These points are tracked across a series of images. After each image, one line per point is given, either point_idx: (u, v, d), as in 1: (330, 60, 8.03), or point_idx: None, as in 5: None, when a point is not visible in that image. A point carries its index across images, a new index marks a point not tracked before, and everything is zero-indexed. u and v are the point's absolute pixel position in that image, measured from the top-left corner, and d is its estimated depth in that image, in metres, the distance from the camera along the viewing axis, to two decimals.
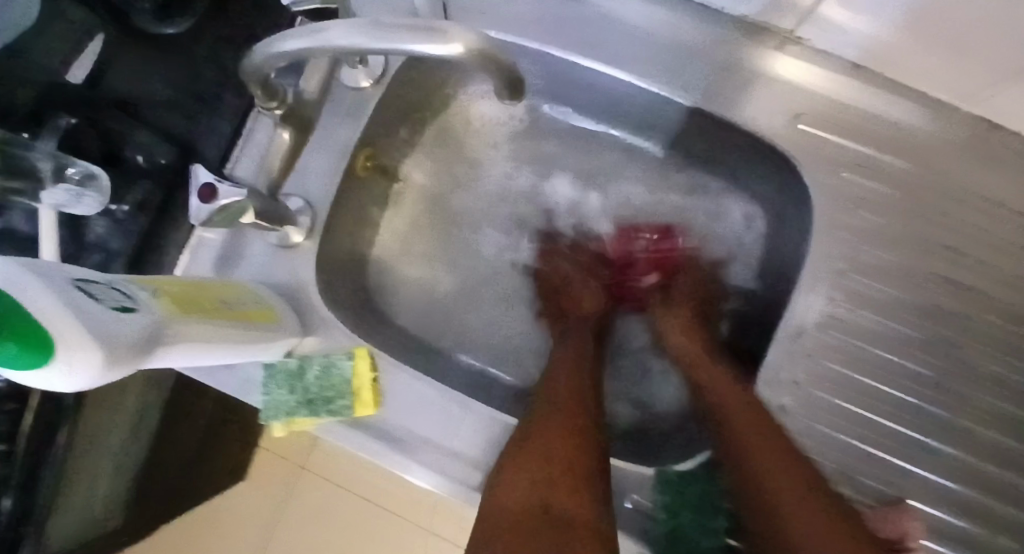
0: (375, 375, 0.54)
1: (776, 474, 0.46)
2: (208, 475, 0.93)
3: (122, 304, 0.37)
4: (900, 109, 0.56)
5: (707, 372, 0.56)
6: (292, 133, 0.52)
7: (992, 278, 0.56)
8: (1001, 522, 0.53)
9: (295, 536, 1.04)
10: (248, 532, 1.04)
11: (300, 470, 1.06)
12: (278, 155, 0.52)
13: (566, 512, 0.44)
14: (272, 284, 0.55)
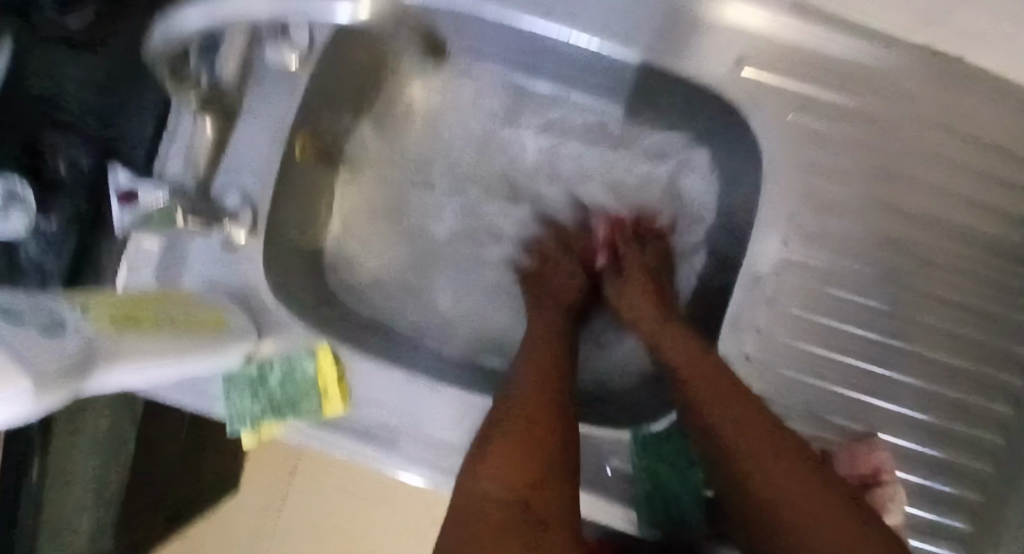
0: (340, 371, 0.52)
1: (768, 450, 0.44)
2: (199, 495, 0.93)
3: (50, 331, 0.36)
4: (847, 45, 0.55)
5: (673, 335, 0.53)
6: (211, 120, 0.52)
7: (951, 205, 0.56)
8: (967, 444, 0.55)
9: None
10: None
11: (285, 495, 0.98)
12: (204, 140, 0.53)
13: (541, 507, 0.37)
14: (221, 286, 0.53)
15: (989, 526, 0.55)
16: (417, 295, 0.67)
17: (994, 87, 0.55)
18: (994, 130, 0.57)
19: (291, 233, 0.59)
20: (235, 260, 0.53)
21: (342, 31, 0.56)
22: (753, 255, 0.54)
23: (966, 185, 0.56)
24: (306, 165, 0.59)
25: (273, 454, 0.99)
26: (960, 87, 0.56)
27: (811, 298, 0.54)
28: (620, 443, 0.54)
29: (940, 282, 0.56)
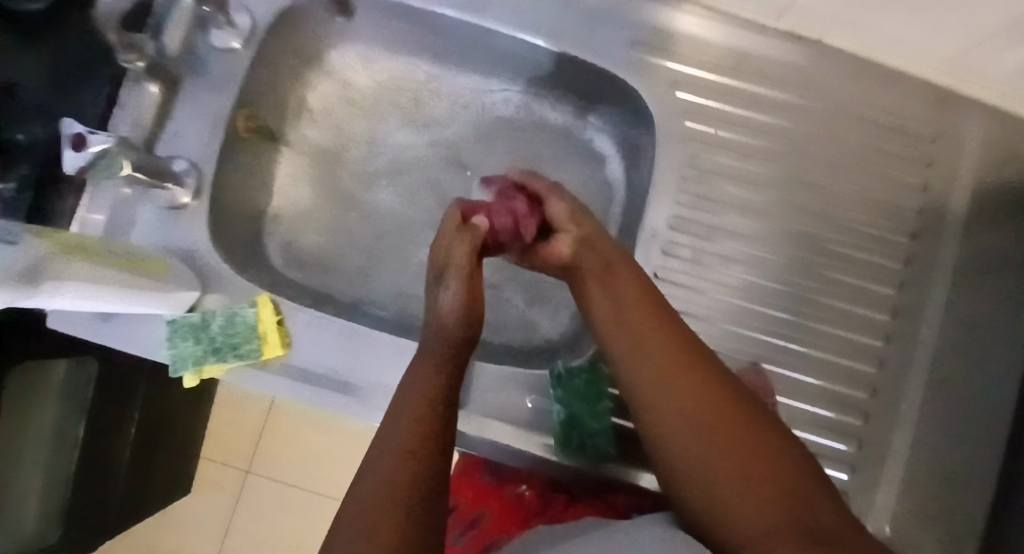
0: (279, 318, 0.56)
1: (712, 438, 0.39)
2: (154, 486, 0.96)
3: (2, 240, 0.41)
4: (723, 29, 0.64)
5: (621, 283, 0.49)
6: (160, 87, 0.58)
7: (828, 168, 0.63)
8: (851, 376, 0.60)
9: (261, 504, 1.06)
10: (216, 502, 1.06)
11: (257, 443, 1.07)
12: (150, 107, 0.58)
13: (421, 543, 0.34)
14: (167, 245, 0.57)
15: (874, 451, 0.59)
16: (351, 266, 0.70)
17: (853, 62, 0.64)
18: (862, 100, 0.64)
19: (232, 201, 0.64)
20: (180, 221, 0.58)
21: (286, 15, 0.63)
22: (649, 212, 0.61)
23: (834, 144, 0.63)
24: (246, 138, 0.64)
25: (231, 427, 1.08)
26: (823, 63, 0.64)
27: (699, 247, 0.61)
28: (534, 380, 0.59)
29: (816, 232, 0.62)
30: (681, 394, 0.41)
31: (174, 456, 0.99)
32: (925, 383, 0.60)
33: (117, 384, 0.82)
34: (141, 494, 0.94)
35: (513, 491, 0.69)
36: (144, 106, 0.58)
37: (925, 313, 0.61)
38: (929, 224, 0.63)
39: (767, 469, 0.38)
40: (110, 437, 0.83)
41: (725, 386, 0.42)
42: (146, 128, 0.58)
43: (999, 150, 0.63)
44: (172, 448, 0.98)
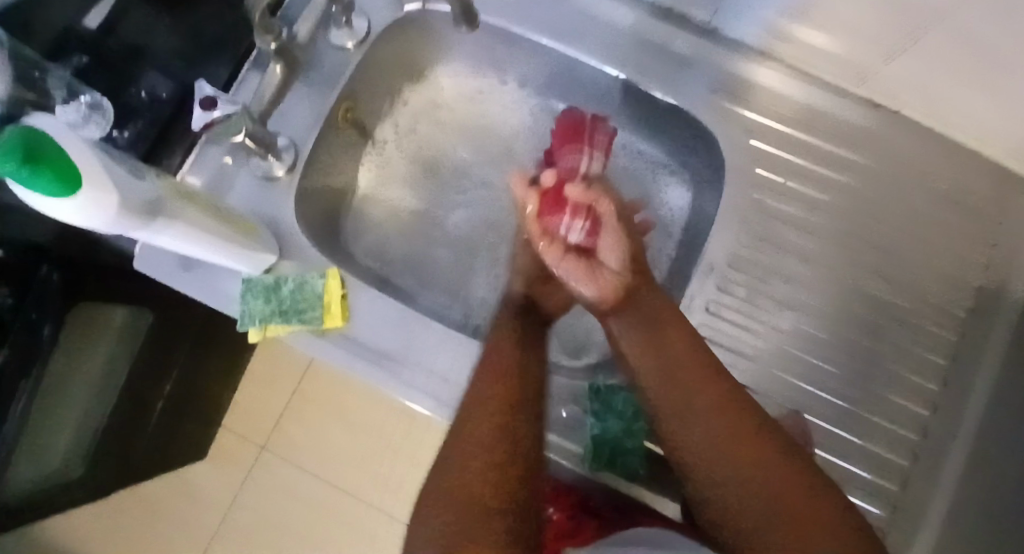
0: (345, 291, 0.59)
1: (733, 459, 0.47)
2: (172, 451, 0.97)
3: (134, 171, 0.44)
4: (804, 89, 0.66)
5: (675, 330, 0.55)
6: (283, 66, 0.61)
7: (890, 233, 0.65)
8: (892, 440, 0.60)
9: (271, 482, 1.07)
10: (228, 476, 1.07)
11: (278, 420, 1.08)
12: (271, 85, 0.60)
13: (484, 533, 0.44)
14: (256, 209, 0.61)
15: (907, 520, 0.58)
16: (414, 262, 0.74)
17: (926, 137, 0.66)
18: (931, 175, 0.66)
19: (320, 181, 0.68)
20: (272, 191, 0.62)
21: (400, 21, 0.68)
22: (709, 246, 0.64)
23: (898, 211, 0.65)
24: (343, 126, 0.69)
25: (255, 404, 1.09)
26: (896, 133, 0.66)
27: (754, 288, 0.63)
28: (577, 393, 0.61)
29: (871, 292, 0.64)
30: (680, 410, 0.50)
31: (196, 426, 1.00)
32: (967, 459, 0.60)
33: (165, 344, 0.84)
34: (160, 455, 0.94)
35: None
36: (266, 83, 0.60)
37: (974, 390, 0.61)
38: (987, 304, 0.64)
39: (786, 488, 0.44)
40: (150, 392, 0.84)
41: (746, 412, 0.50)
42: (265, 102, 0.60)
43: None
44: (196, 420, 0.99)
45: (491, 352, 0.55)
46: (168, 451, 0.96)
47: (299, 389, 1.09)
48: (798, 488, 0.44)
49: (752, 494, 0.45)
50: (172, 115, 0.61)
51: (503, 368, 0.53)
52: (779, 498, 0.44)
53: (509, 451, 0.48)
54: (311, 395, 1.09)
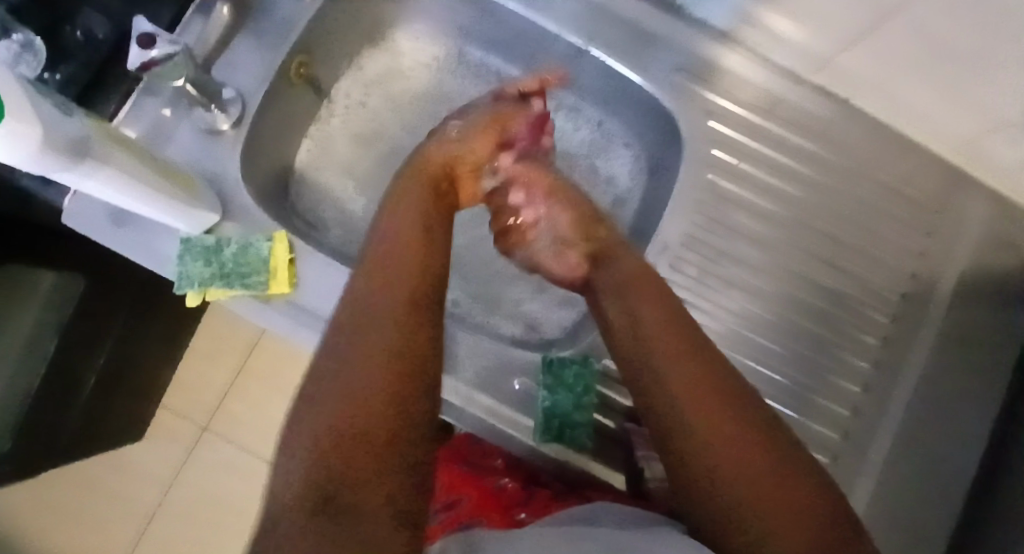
0: (292, 256, 0.57)
1: (721, 450, 0.45)
2: (108, 428, 0.92)
3: (60, 109, 0.42)
4: (762, 69, 0.67)
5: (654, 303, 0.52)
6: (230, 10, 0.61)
7: (836, 217, 0.67)
8: (826, 417, 0.63)
9: (215, 460, 1.03)
10: (165, 452, 1.03)
11: (222, 398, 1.05)
12: (217, 28, 0.61)
13: (355, 486, 0.39)
14: (198, 164, 0.59)
15: (836, 492, 0.62)
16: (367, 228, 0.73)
17: (875, 124, 0.67)
18: (878, 161, 0.67)
19: (268, 140, 0.66)
20: (217, 145, 0.59)
21: None
22: (664, 224, 0.65)
23: (844, 199, 0.67)
24: (296, 83, 0.67)
25: (196, 379, 1.05)
26: (848, 122, 0.67)
27: (704, 267, 0.64)
28: (527, 365, 0.61)
29: (815, 276, 0.66)
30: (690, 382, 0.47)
31: (134, 401, 0.95)
32: (894, 437, 0.63)
33: (100, 309, 0.79)
34: (97, 430, 0.90)
35: (496, 484, 0.66)
36: (210, 28, 0.61)
37: (903, 371, 0.64)
38: (921, 291, 0.66)
39: (765, 483, 0.44)
40: (86, 358, 0.80)
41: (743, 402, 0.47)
42: (208, 46, 0.61)
43: (996, 234, 0.67)
44: (135, 393, 0.95)
45: (383, 279, 0.48)
46: (105, 425, 0.91)
47: (245, 367, 1.06)
48: (775, 475, 0.44)
49: (738, 483, 0.44)
50: (108, 55, 0.59)
51: (411, 280, 0.48)
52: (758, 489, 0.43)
53: (411, 382, 0.43)
54: (258, 373, 1.06)
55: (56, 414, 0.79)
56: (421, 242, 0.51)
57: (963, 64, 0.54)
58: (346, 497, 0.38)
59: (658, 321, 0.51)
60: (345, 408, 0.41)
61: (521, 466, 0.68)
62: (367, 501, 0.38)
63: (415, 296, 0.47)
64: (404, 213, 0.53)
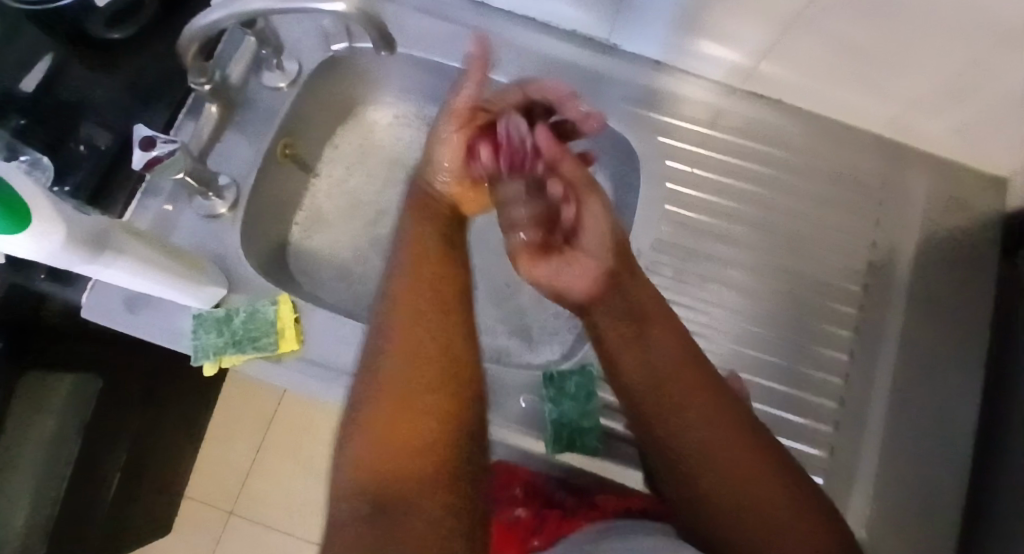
0: (297, 315, 0.61)
1: (721, 455, 0.46)
2: (132, 528, 0.93)
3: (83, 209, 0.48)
4: (698, 86, 0.74)
5: (642, 293, 0.51)
6: (219, 107, 0.67)
7: (791, 205, 0.72)
8: (819, 388, 0.67)
9: (243, 544, 1.04)
10: (197, 544, 1.04)
11: (243, 480, 1.07)
12: (208, 125, 0.67)
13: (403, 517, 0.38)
14: (202, 246, 0.64)
15: (844, 459, 0.65)
16: (366, 283, 0.78)
17: (810, 117, 0.74)
18: (820, 148, 0.73)
19: (263, 217, 0.71)
20: (217, 227, 0.65)
21: (326, 63, 0.73)
22: (636, 234, 0.71)
23: (797, 189, 0.72)
24: (283, 162, 0.73)
25: (218, 466, 1.07)
26: (787, 118, 0.74)
27: (679, 268, 0.70)
28: (531, 384, 0.65)
29: (784, 263, 0.70)
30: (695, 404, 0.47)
31: (156, 498, 0.97)
32: (887, 395, 0.67)
33: (120, 407, 0.82)
34: (122, 530, 0.91)
35: (508, 515, 0.66)
36: (203, 125, 0.67)
37: (884, 334, 0.68)
38: (883, 258, 0.71)
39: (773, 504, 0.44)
40: (108, 458, 0.82)
41: (742, 412, 0.48)
42: (203, 140, 0.66)
43: (942, 194, 0.72)
44: (156, 489, 0.96)
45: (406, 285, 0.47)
46: (129, 525, 0.92)
47: (262, 446, 1.08)
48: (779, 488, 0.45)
49: (743, 494, 0.45)
50: (113, 163, 0.66)
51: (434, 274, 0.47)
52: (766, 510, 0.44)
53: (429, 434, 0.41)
54: (275, 450, 1.08)
55: (83, 516, 0.81)
56: (439, 304, 0.46)
57: (867, 51, 0.61)
58: (391, 508, 0.39)
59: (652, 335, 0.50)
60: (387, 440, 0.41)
61: (535, 490, 0.68)
62: (416, 524, 0.38)
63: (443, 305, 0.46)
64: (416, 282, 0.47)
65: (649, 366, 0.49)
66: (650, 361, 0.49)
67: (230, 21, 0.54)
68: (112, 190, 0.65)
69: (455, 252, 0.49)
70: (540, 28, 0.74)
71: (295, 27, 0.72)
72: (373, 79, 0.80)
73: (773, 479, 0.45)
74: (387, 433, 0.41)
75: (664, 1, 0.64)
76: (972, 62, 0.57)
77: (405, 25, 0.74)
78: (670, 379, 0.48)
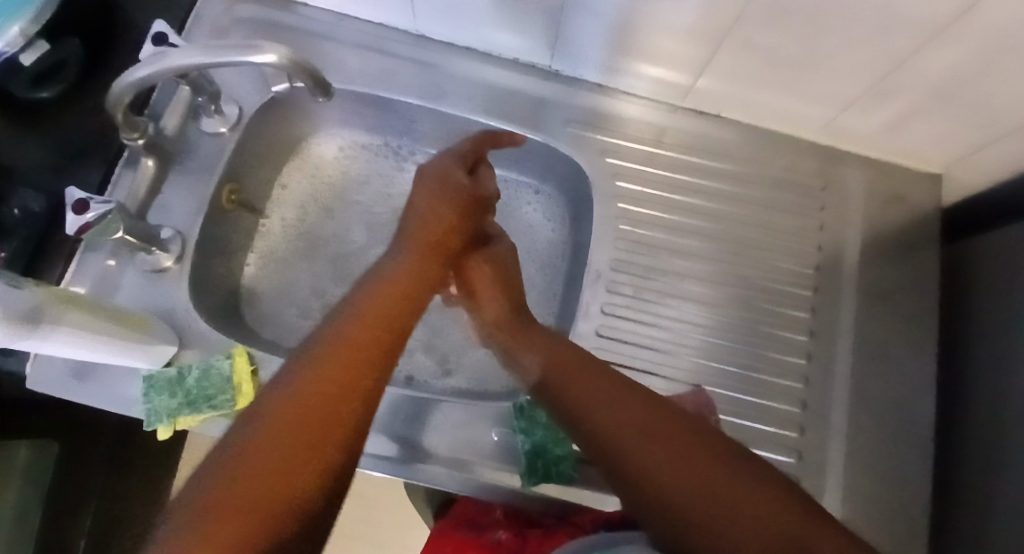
0: (253, 368, 0.59)
1: (642, 444, 0.47)
2: None
3: (10, 283, 0.46)
4: (641, 106, 0.75)
5: (566, 356, 0.57)
6: (155, 161, 0.65)
7: (739, 213, 0.73)
8: (783, 392, 0.68)
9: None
10: None
11: None
12: (145, 180, 0.65)
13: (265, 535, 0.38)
14: (150, 304, 0.62)
15: (812, 462, 0.66)
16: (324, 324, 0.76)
17: (751, 128, 0.75)
18: (763, 156, 0.75)
19: (212, 265, 0.69)
20: (164, 281, 0.63)
21: (269, 105, 0.72)
22: (593, 255, 0.71)
23: (744, 198, 0.74)
24: (229, 209, 0.71)
25: None
26: (729, 130, 0.75)
27: (638, 285, 0.70)
28: (499, 416, 0.64)
29: (739, 271, 0.72)
30: (607, 405, 0.51)
31: None
32: (847, 396, 0.68)
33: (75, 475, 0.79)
34: None
35: (490, 538, 0.70)
36: (139, 180, 0.65)
37: (839, 334, 0.70)
38: (830, 259, 0.72)
39: (699, 474, 0.45)
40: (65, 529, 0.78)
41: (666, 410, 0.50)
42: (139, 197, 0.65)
43: (882, 193, 0.75)
44: None
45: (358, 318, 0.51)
46: None
47: None
48: (705, 463, 0.45)
49: (670, 472, 0.45)
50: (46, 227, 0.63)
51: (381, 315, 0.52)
52: (691, 478, 0.44)
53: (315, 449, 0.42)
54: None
55: None
56: (363, 343, 0.49)
57: (797, 61, 0.63)
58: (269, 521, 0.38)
59: (566, 369, 0.55)
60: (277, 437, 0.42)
61: (515, 512, 0.72)
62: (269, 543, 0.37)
63: (376, 345, 0.49)
64: (370, 303, 0.52)
65: (563, 389, 0.54)
66: (563, 385, 0.54)
67: (160, 75, 0.53)
68: (49, 256, 0.63)
69: (408, 301, 0.55)
70: (481, 58, 0.75)
71: (231, 71, 0.71)
72: (317, 117, 0.79)
73: (713, 453, 0.46)
74: (275, 435, 0.42)
75: (598, 26, 0.65)
76: (896, 63, 0.59)
77: (344, 63, 0.73)
78: (580, 391, 0.53)
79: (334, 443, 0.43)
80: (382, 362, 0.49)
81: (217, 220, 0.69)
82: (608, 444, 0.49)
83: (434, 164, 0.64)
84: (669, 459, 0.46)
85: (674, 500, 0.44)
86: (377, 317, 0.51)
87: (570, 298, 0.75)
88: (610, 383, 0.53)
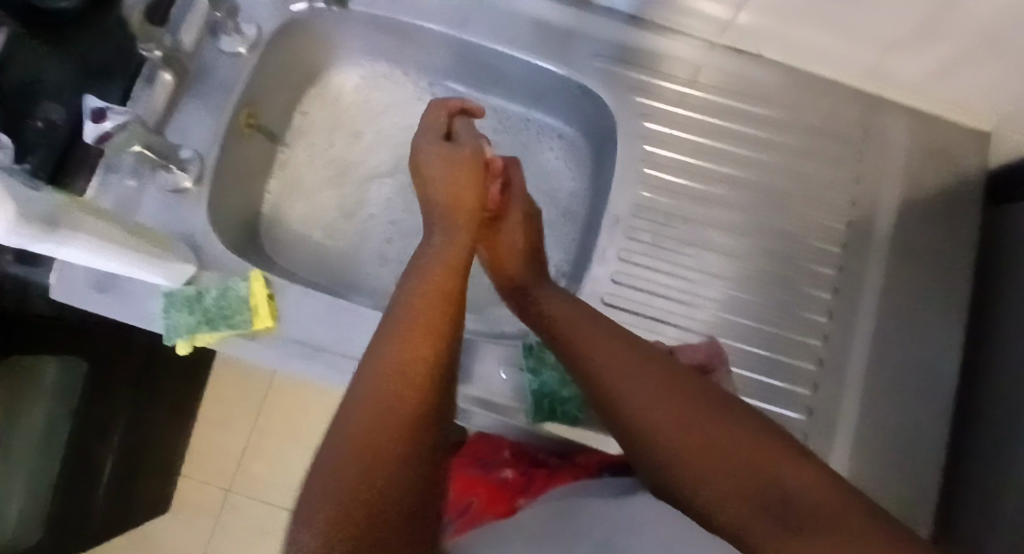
0: (270, 292, 0.60)
1: (650, 400, 0.46)
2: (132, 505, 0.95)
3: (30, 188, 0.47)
4: (676, 43, 0.71)
5: (578, 316, 0.55)
6: (172, 74, 0.65)
7: (773, 163, 0.70)
8: (800, 349, 0.67)
9: (242, 520, 1.05)
10: (195, 523, 1.05)
11: (240, 458, 1.06)
12: (162, 94, 0.65)
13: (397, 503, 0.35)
14: (168, 224, 0.63)
15: (823, 419, 0.65)
16: (342, 256, 0.76)
17: (789, 69, 0.72)
18: (802, 104, 0.71)
19: (231, 191, 0.70)
20: (183, 203, 0.64)
21: (290, 24, 0.71)
22: (614, 200, 0.69)
23: (781, 147, 0.71)
24: (247, 133, 0.71)
25: (214, 443, 1.07)
26: (767, 73, 0.71)
27: (658, 232, 0.69)
28: (508, 355, 0.64)
29: (768, 222, 0.69)
30: (621, 362, 0.49)
31: (155, 473, 0.98)
32: (864, 355, 0.66)
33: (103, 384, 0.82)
34: (120, 507, 0.92)
35: (497, 477, 0.71)
36: (157, 94, 0.65)
37: (863, 295, 0.68)
38: (864, 217, 0.70)
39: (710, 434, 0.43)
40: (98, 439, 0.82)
41: (674, 365, 0.49)
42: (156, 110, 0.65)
43: (924, 148, 0.71)
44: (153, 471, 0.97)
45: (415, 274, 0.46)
46: (128, 500, 0.94)
47: (258, 424, 1.07)
48: (715, 423, 0.44)
49: (680, 431, 0.44)
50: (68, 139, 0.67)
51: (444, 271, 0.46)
52: (699, 439, 0.43)
53: (417, 431, 0.37)
54: (268, 424, 1.07)
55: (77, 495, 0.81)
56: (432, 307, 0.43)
57: None
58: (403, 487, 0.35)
59: (575, 324, 0.54)
60: (372, 461, 0.35)
61: (523, 453, 0.72)
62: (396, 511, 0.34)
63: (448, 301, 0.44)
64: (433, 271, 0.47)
65: (574, 342, 0.53)
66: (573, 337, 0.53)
67: None
68: None
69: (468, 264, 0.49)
70: None
71: None
72: (339, 42, 0.77)
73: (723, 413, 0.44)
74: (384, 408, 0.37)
75: None
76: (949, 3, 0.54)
77: None
78: (591, 344, 0.52)
79: (436, 429, 0.38)
80: (452, 332, 0.43)
81: (235, 143, 0.69)
82: (616, 400, 0.48)
83: (421, 154, 0.56)
84: (676, 418, 0.45)
85: (683, 459, 0.43)
86: (440, 277, 0.46)
87: (586, 242, 0.74)
88: (613, 338, 0.52)
